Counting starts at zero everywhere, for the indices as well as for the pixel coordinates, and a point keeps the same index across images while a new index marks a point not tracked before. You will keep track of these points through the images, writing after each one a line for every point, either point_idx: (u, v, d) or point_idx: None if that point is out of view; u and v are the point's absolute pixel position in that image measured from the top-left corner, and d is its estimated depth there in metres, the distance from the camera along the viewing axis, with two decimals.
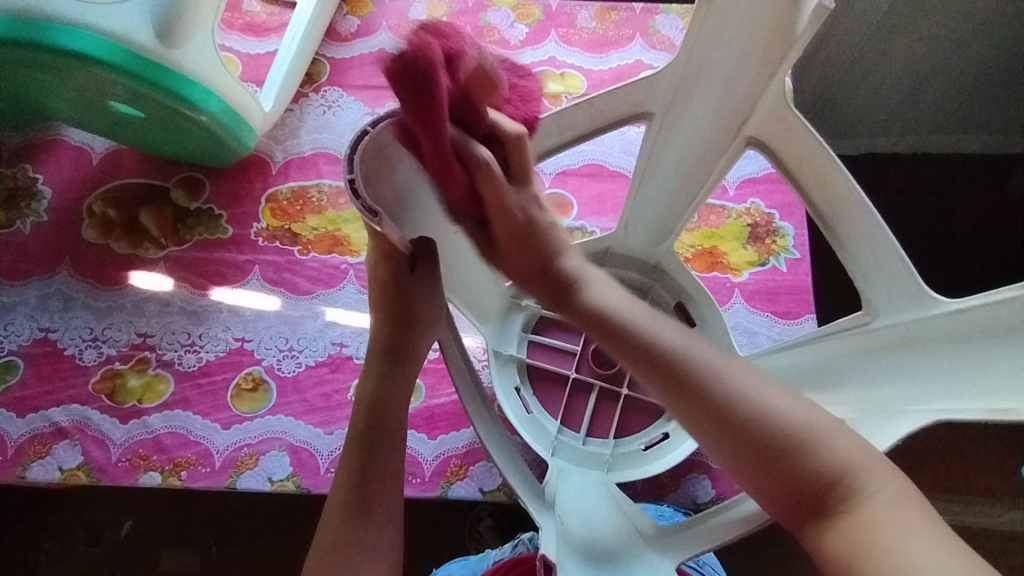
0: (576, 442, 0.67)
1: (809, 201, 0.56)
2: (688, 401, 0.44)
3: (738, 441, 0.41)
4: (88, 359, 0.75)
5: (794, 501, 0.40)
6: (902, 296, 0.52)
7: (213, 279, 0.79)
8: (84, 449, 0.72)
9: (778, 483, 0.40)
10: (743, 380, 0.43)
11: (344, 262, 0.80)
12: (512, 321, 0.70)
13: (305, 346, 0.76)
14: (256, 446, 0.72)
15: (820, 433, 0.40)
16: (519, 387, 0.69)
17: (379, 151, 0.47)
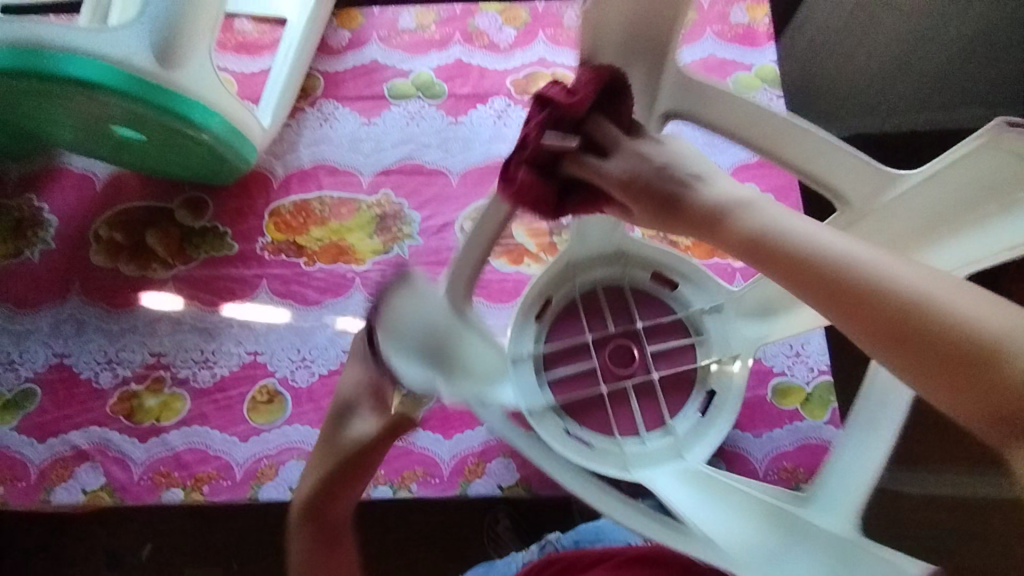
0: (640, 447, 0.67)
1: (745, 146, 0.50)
2: (841, 309, 0.32)
3: (909, 349, 0.30)
4: (104, 382, 0.76)
5: (996, 421, 0.29)
6: (865, 187, 0.48)
7: (222, 295, 0.80)
8: (105, 469, 0.73)
9: (964, 400, 0.30)
10: (909, 270, 0.31)
11: (350, 271, 0.81)
12: (526, 376, 0.69)
13: (317, 355, 0.77)
14: (275, 457, 0.73)
15: (970, 301, 0.30)
16: (568, 429, 0.68)
17: (398, 340, 0.51)
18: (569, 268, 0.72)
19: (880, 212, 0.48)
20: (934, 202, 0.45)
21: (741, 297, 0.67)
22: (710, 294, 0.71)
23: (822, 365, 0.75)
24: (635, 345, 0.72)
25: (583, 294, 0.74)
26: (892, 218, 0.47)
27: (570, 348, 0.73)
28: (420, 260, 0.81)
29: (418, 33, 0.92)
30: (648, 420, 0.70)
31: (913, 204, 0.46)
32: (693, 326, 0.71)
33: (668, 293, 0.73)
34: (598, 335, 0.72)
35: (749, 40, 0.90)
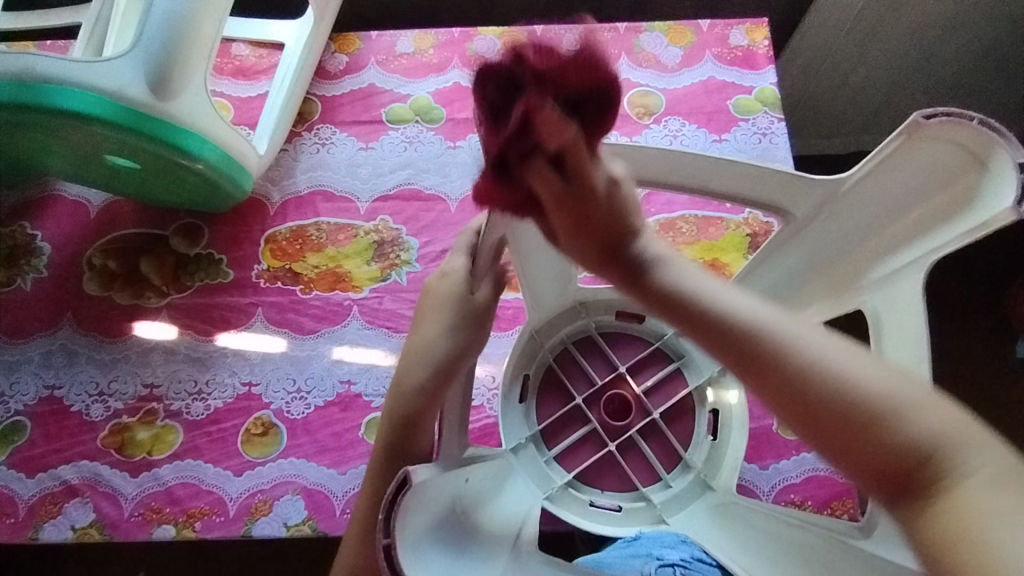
0: (666, 494, 0.67)
1: (712, 187, 0.60)
2: (760, 378, 0.39)
3: (815, 410, 0.37)
4: (95, 414, 0.75)
5: (877, 476, 0.36)
6: (809, 196, 0.58)
7: (217, 324, 0.79)
8: (95, 505, 0.71)
9: (858, 458, 0.36)
10: (812, 341, 0.38)
11: (347, 298, 0.79)
12: (531, 470, 0.68)
13: (313, 386, 0.75)
14: (269, 491, 0.71)
15: (909, 406, 0.36)
16: (591, 500, 0.68)
17: (418, 556, 0.41)
18: (539, 342, 0.72)
19: (849, 195, 0.57)
20: (871, 191, 0.56)
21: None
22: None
23: None
24: (624, 390, 0.72)
25: (556, 355, 0.73)
26: (851, 208, 0.58)
27: (568, 418, 0.72)
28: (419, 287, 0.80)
29: (416, 57, 0.92)
30: (662, 460, 0.70)
31: (876, 195, 0.56)
32: (672, 351, 0.73)
33: (636, 326, 0.74)
34: (589, 395, 0.72)
35: (750, 63, 0.90)
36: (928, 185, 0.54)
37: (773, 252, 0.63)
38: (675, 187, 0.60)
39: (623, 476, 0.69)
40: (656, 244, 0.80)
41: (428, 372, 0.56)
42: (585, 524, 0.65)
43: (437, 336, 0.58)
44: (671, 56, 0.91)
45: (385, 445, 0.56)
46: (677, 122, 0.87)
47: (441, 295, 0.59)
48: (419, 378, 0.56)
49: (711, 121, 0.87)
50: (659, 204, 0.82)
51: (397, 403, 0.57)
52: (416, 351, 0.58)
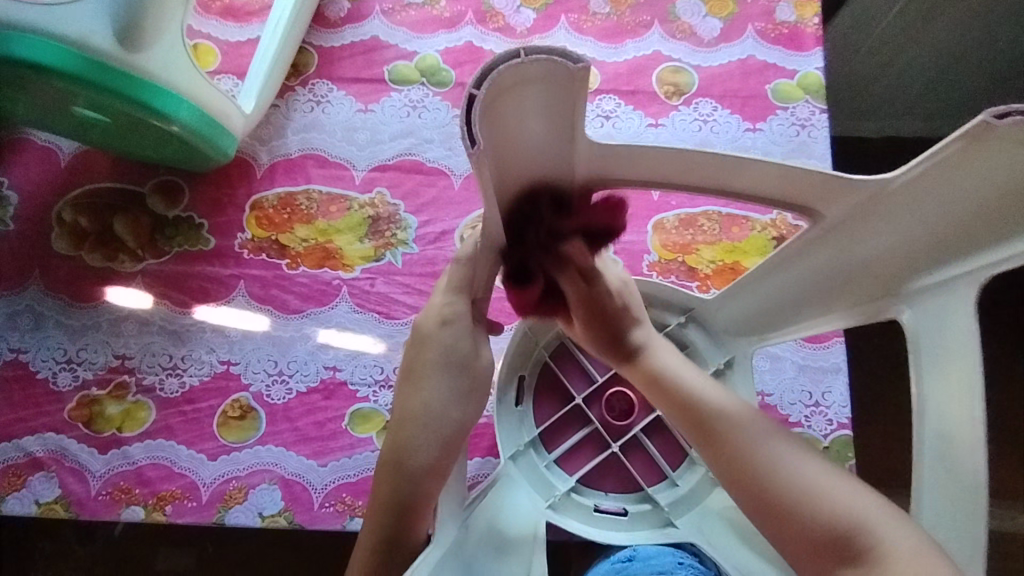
0: (673, 494, 0.63)
1: (716, 181, 0.50)
2: (716, 459, 0.47)
3: (761, 486, 0.44)
4: (63, 384, 0.70)
5: (813, 552, 0.42)
6: (830, 195, 0.47)
7: (195, 296, 0.73)
8: (61, 481, 0.67)
9: (795, 530, 0.43)
10: (755, 427, 0.47)
11: (336, 278, 0.74)
12: (530, 483, 0.63)
13: (296, 370, 0.71)
14: (245, 479, 0.67)
15: (839, 490, 0.43)
16: (596, 504, 0.63)
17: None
18: (533, 341, 0.67)
19: (902, 195, 0.44)
20: (907, 194, 0.44)
21: (720, 306, 0.63)
22: (678, 304, 0.65)
23: (842, 419, 0.69)
24: (626, 389, 0.68)
25: (554, 352, 0.69)
26: (895, 211, 0.46)
27: (566, 420, 0.67)
28: (415, 271, 0.74)
29: (425, 9, 0.82)
30: (667, 456, 0.66)
31: (923, 200, 0.44)
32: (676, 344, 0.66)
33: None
34: (588, 394, 0.67)
35: (795, 42, 0.81)
36: (991, 195, 0.41)
37: (792, 257, 0.54)
38: (688, 185, 0.51)
39: (626, 478, 0.65)
40: (673, 242, 0.74)
41: (433, 451, 0.48)
42: (590, 532, 0.61)
43: (439, 403, 0.49)
44: (709, 29, 0.82)
45: (382, 530, 0.47)
46: (708, 105, 0.79)
47: (440, 347, 0.51)
48: (421, 457, 0.47)
49: (746, 107, 0.79)
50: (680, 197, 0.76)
51: (394, 482, 0.48)
52: (413, 417, 0.49)
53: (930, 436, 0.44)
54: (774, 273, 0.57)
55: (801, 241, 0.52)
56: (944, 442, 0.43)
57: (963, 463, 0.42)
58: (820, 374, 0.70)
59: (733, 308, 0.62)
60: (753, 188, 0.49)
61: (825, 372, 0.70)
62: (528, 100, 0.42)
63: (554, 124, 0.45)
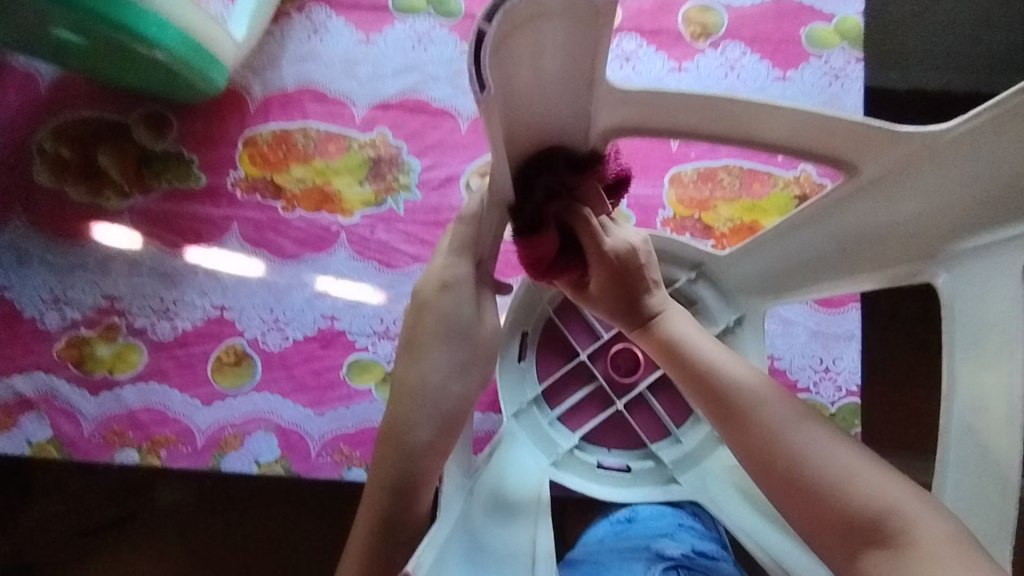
0: (676, 452, 0.61)
1: (745, 130, 0.44)
2: (735, 437, 0.43)
3: (781, 464, 0.40)
4: (50, 323, 0.68)
5: (839, 537, 0.38)
6: (869, 146, 0.42)
7: (186, 236, 0.70)
8: (53, 421, 0.66)
9: (816, 511, 0.39)
10: (775, 401, 0.42)
11: (335, 223, 0.70)
12: (534, 440, 0.61)
13: (292, 318, 0.68)
14: (240, 426, 0.66)
15: (868, 472, 0.38)
16: (598, 461, 0.62)
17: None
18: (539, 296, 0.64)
19: (956, 150, 0.39)
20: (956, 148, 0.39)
21: (732, 264, 0.60)
22: (689, 259, 0.63)
23: (851, 386, 0.67)
24: (631, 346, 0.66)
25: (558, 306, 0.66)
26: (942, 167, 0.40)
27: (568, 377, 0.66)
28: (417, 218, 0.70)
29: None
30: (671, 415, 0.64)
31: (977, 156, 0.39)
32: (685, 299, 0.64)
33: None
34: (593, 350, 0.65)
35: None
36: None
37: (819, 217, 0.49)
38: (710, 135, 0.46)
39: (628, 436, 0.64)
40: (690, 198, 0.70)
41: (432, 427, 0.42)
42: (592, 490, 0.60)
43: (439, 377, 0.43)
44: None
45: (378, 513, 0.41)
46: (736, 50, 0.73)
47: (441, 314, 0.44)
48: (420, 433, 0.41)
49: (777, 53, 0.73)
50: (700, 149, 0.71)
51: (390, 463, 0.41)
52: (409, 390, 0.43)
53: (957, 407, 0.39)
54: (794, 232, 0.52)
55: (824, 203, 0.47)
56: (977, 417, 0.38)
57: (990, 445, 0.37)
58: (833, 341, 0.68)
59: (744, 267, 0.59)
60: (788, 140, 0.44)
61: (838, 339, 0.68)
62: (542, 35, 0.37)
63: (571, 69, 0.40)
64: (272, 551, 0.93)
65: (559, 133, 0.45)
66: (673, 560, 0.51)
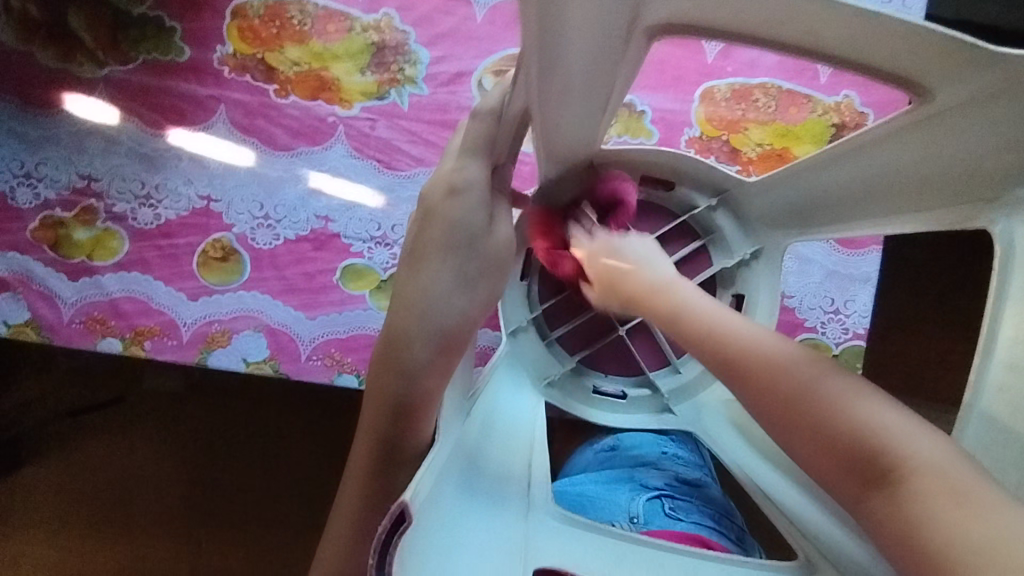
0: (673, 382, 0.60)
1: (821, 38, 0.37)
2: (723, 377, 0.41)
3: (771, 402, 0.38)
4: (22, 200, 0.63)
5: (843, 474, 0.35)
6: (952, 66, 0.35)
7: (168, 116, 0.64)
8: (30, 304, 0.63)
9: (815, 452, 0.37)
10: (758, 339, 0.40)
11: (332, 114, 0.64)
12: (533, 362, 0.59)
13: (283, 215, 0.64)
14: (228, 323, 0.63)
15: (857, 404, 0.35)
16: (594, 386, 0.61)
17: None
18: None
19: None
20: None
21: (757, 194, 0.56)
22: (711, 185, 0.59)
23: (859, 329, 0.65)
24: None
25: None
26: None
27: (570, 300, 0.63)
28: (422, 117, 0.65)
29: None
30: (673, 343, 0.61)
31: None
32: (701, 227, 0.60)
33: (662, 195, 0.61)
34: None
35: None
36: None
37: (873, 146, 0.44)
38: (771, 43, 0.39)
39: (627, 361, 0.62)
40: (720, 117, 0.65)
41: (432, 346, 0.38)
42: (586, 413, 0.60)
43: (443, 291, 0.39)
44: None
45: (377, 437, 0.37)
46: None
47: (449, 223, 0.40)
48: (419, 351, 0.37)
49: None
50: (738, 63, 0.65)
51: (387, 383, 0.37)
52: (410, 305, 0.38)
53: (995, 364, 0.38)
54: (839, 163, 0.47)
55: (866, 137, 0.44)
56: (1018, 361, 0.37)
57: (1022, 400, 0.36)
58: (848, 282, 0.65)
59: (772, 198, 0.55)
60: (857, 53, 0.37)
61: (854, 281, 0.65)
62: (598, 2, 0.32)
63: None
64: (261, 446, 0.93)
65: (597, 74, 0.40)
66: (657, 489, 0.54)
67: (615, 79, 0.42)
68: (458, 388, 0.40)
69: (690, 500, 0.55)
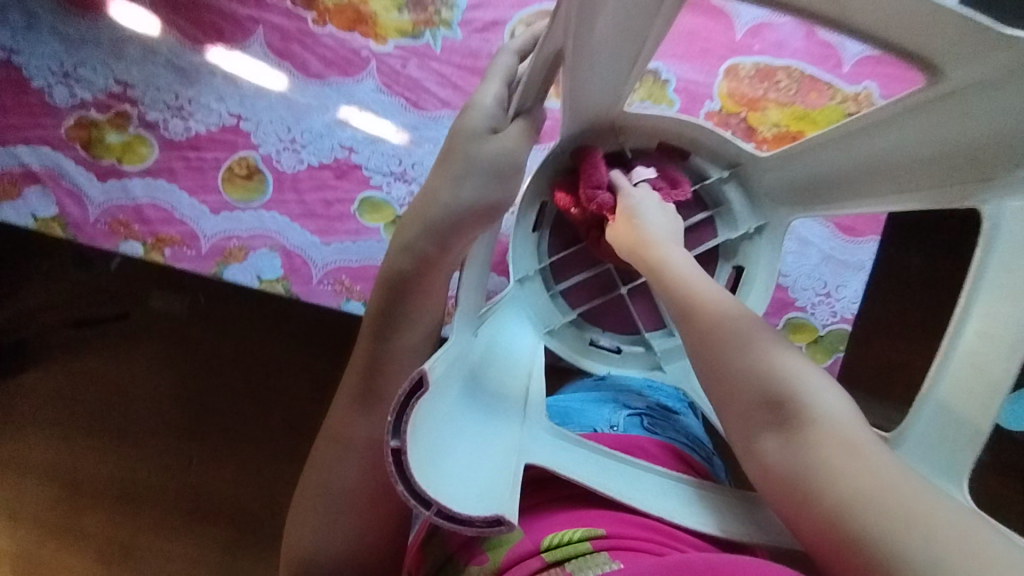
0: (667, 342, 0.62)
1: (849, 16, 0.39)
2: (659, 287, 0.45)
3: (699, 349, 0.41)
4: (59, 98, 0.65)
5: (745, 414, 0.39)
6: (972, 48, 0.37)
7: (207, 33, 0.66)
8: (58, 200, 0.65)
9: (730, 389, 0.40)
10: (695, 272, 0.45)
11: (365, 48, 0.66)
12: (535, 307, 0.62)
13: (309, 141, 0.66)
14: (246, 240, 0.66)
15: (773, 347, 0.40)
16: (591, 339, 0.64)
17: (431, 456, 0.32)
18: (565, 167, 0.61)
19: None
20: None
21: (768, 169, 0.58)
22: (725, 158, 0.61)
23: (847, 314, 0.68)
24: None
25: None
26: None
27: (578, 255, 0.65)
28: (453, 60, 0.66)
29: None
30: None
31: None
32: (710, 198, 0.62)
33: (678, 164, 0.62)
34: None
35: None
36: None
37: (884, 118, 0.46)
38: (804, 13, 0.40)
39: (625, 320, 0.65)
40: (741, 93, 0.67)
41: None
42: (579, 362, 0.63)
43: None
44: None
45: None
46: None
47: None
48: None
49: None
50: (766, 42, 0.67)
51: None
52: None
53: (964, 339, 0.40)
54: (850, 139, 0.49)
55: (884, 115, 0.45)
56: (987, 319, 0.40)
57: (993, 365, 0.39)
58: (842, 268, 0.68)
59: (782, 173, 0.57)
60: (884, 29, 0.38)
61: (848, 267, 0.68)
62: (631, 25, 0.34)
63: None
64: (258, 371, 0.97)
65: (628, 22, 0.42)
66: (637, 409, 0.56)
67: (648, 32, 0.44)
68: (467, 302, 0.43)
69: (668, 421, 0.56)
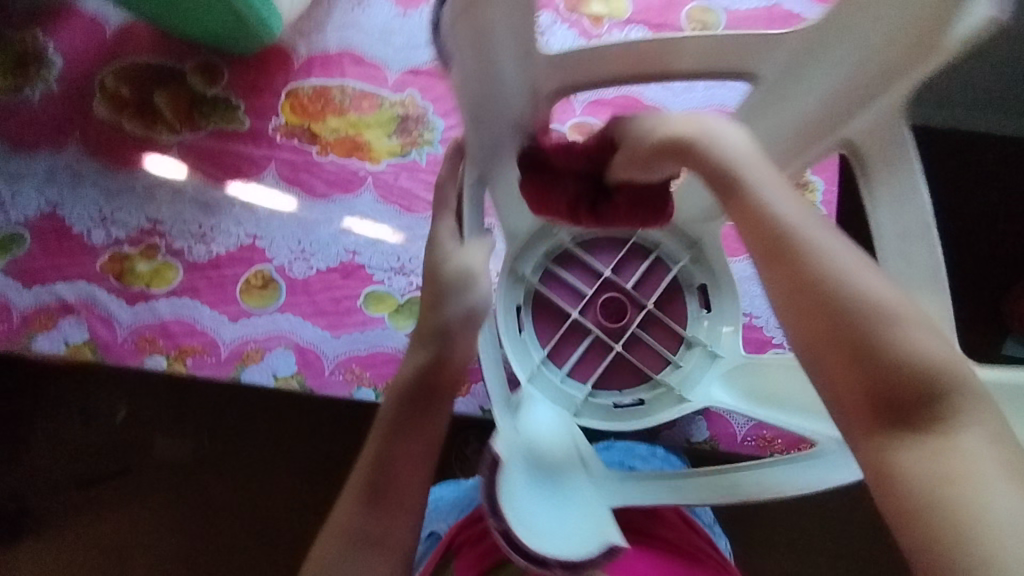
0: (677, 376, 0.68)
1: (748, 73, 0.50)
2: (745, 219, 0.36)
3: (810, 307, 0.32)
4: (96, 238, 0.74)
5: (869, 395, 0.31)
6: None
7: (228, 172, 0.77)
8: (90, 326, 0.71)
9: (854, 365, 0.31)
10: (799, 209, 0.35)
11: (363, 169, 0.78)
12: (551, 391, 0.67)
13: (317, 250, 0.75)
14: (262, 341, 0.72)
15: (914, 322, 0.31)
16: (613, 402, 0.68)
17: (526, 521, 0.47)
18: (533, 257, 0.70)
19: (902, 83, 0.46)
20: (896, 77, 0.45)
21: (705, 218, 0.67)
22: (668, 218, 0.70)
23: None
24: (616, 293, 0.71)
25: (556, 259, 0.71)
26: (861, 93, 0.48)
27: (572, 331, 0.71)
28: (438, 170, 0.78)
29: None
30: (664, 344, 0.70)
31: None
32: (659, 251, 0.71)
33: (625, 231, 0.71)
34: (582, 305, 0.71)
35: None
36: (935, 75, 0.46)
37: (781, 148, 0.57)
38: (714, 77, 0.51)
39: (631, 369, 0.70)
40: None
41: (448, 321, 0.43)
42: (617, 428, 0.67)
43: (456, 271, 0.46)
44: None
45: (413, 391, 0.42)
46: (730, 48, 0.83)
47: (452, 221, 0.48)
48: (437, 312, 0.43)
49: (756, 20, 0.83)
50: None
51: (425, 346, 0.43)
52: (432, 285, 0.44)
53: None
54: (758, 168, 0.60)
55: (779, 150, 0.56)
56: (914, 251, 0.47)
57: None
58: None
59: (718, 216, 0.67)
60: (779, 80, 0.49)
61: None
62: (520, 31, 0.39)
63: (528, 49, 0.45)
64: (264, 506, 0.95)
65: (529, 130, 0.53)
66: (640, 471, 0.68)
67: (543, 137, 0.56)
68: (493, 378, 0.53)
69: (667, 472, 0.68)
